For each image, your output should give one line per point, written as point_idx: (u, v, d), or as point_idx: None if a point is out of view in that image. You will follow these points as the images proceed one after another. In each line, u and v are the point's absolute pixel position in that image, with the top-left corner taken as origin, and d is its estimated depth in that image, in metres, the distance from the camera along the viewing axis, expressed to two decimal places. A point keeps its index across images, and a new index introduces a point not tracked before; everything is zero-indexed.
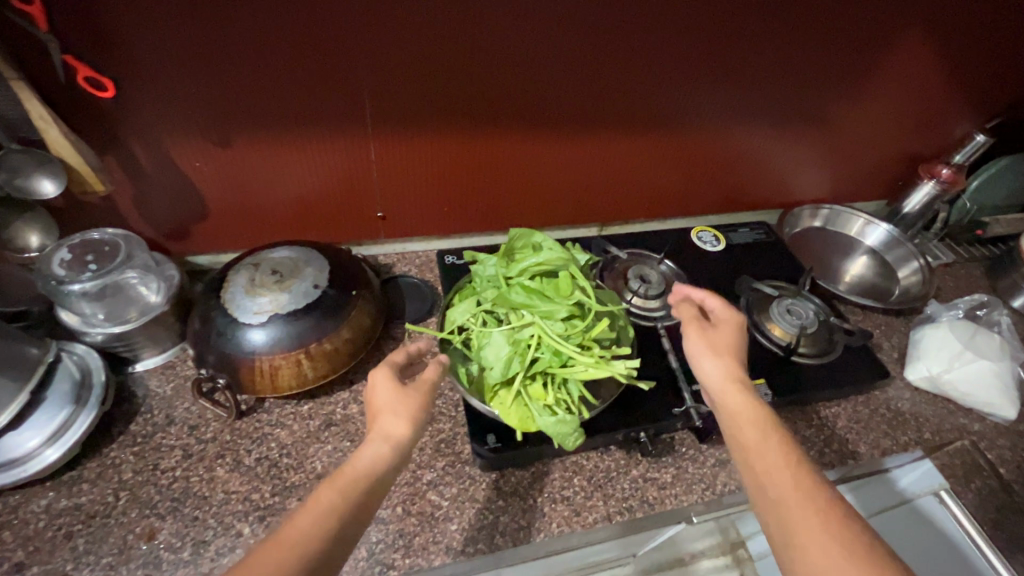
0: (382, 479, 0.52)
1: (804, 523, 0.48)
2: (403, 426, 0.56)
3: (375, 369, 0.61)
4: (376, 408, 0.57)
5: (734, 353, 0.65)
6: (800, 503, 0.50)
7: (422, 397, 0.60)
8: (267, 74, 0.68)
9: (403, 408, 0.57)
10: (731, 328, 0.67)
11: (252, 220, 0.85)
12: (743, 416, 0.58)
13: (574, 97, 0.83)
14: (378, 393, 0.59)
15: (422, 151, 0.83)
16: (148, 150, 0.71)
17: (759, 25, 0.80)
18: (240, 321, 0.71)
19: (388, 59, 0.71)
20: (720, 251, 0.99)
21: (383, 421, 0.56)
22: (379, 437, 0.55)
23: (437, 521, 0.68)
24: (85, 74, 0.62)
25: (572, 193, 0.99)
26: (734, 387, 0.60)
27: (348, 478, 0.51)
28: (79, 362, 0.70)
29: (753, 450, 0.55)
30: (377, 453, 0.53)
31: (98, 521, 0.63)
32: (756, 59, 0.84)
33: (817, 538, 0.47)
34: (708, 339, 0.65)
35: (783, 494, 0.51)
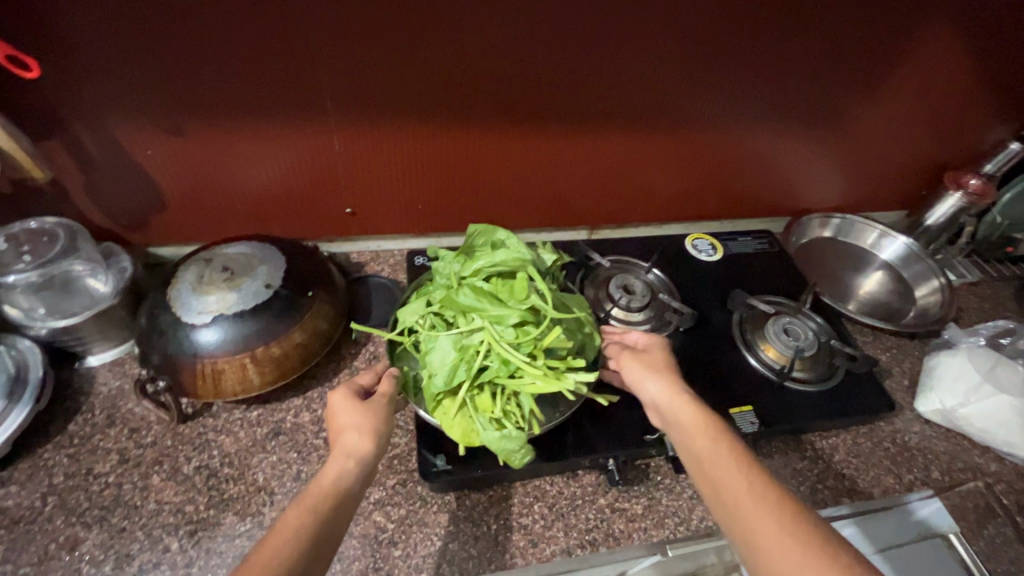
0: (349, 498, 0.48)
1: (762, 528, 0.44)
2: (369, 441, 0.52)
3: (335, 390, 0.57)
4: (338, 427, 0.53)
5: (669, 365, 0.61)
6: (759, 505, 0.46)
7: (384, 410, 0.56)
8: (214, 60, 0.63)
9: (366, 423, 0.53)
10: (658, 349, 0.64)
11: (213, 213, 0.81)
12: (687, 421, 0.54)
13: (558, 91, 0.76)
14: (339, 413, 0.55)
15: (395, 145, 0.78)
16: (95, 135, 0.67)
17: (761, 15, 0.72)
18: (184, 321, 0.66)
19: (346, 44, 0.65)
20: (715, 260, 0.91)
21: (347, 438, 0.52)
22: (342, 454, 0.50)
23: (381, 545, 0.63)
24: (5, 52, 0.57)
25: (557, 193, 0.92)
26: (673, 397, 0.56)
27: (313, 498, 0.46)
28: (17, 357, 0.66)
29: (705, 455, 0.51)
30: (342, 469, 0.49)
31: (21, 527, 0.60)
32: (761, 53, 0.76)
33: (780, 540, 0.43)
34: (640, 360, 0.61)
35: (739, 497, 0.47)
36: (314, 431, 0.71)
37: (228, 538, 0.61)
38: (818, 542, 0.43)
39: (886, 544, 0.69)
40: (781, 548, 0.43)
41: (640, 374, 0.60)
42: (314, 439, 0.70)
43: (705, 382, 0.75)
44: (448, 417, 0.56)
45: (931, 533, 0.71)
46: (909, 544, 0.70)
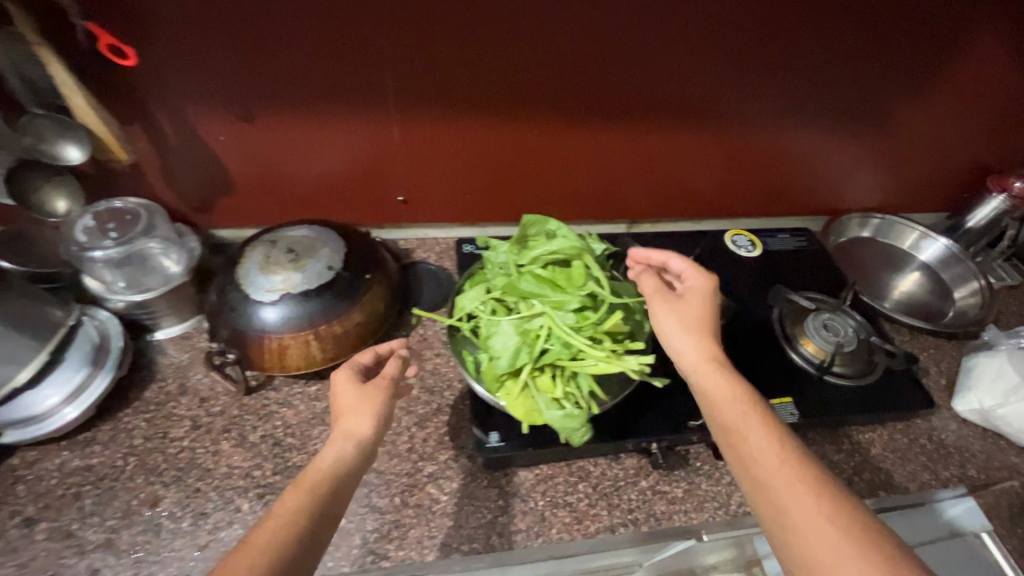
0: (346, 478, 0.50)
1: (791, 501, 0.47)
2: (367, 424, 0.54)
3: (337, 370, 0.59)
4: (339, 409, 0.56)
5: (705, 324, 0.61)
6: (789, 479, 0.48)
7: (385, 392, 0.58)
8: (289, 52, 0.67)
9: (367, 406, 0.56)
10: (700, 297, 0.63)
11: (274, 196, 0.84)
12: (718, 390, 0.56)
13: (611, 87, 0.78)
14: (341, 395, 0.57)
15: (452, 135, 0.81)
16: (173, 120, 0.71)
17: (814, 15, 0.73)
18: (253, 299, 0.70)
19: (413, 37, 0.68)
20: (755, 256, 0.93)
21: (346, 421, 0.54)
22: (341, 437, 0.53)
23: (434, 515, 0.66)
24: (108, 41, 0.60)
25: (601, 185, 0.94)
26: (705, 363, 0.58)
27: (311, 480, 0.48)
28: (100, 327, 0.72)
29: (734, 424, 0.53)
30: (341, 452, 0.51)
31: (106, 483, 0.64)
32: (813, 53, 0.78)
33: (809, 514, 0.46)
34: (676, 317, 0.62)
35: (769, 469, 0.49)
36: None
37: None
38: (846, 520, 0.45)
39: (922, 539, 0.72)
40: (810, 523, 0.45)
41: (676, 333, 0.61)
42: None
43: (746, 374, 0.77)
44: (512, 398, 0.59)
45: (965, 529, 0.74)
46: (940, 542, 0.73)
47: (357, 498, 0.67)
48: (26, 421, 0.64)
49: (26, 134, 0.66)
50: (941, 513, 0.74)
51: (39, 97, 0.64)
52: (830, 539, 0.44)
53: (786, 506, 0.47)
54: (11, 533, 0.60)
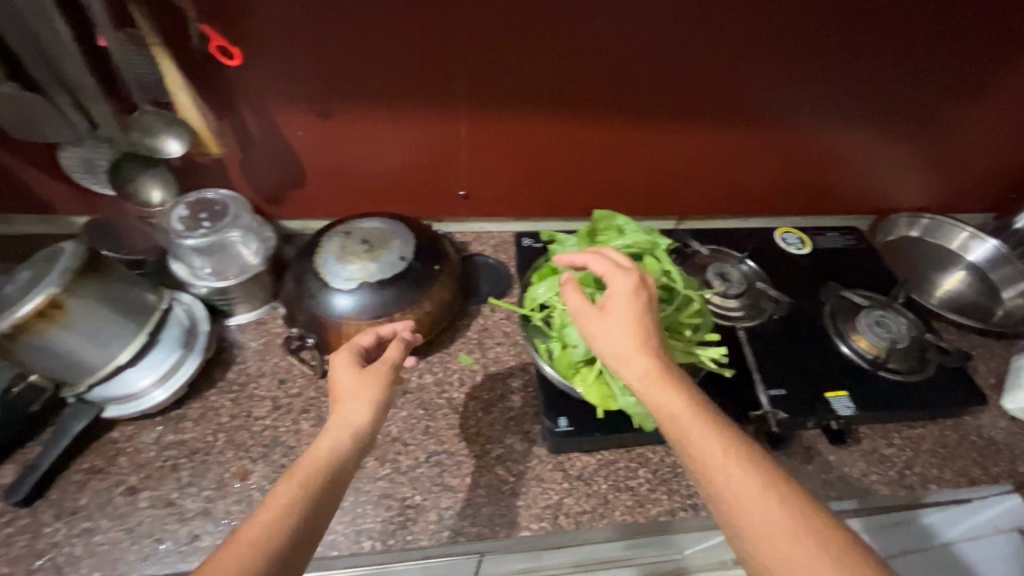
0: (346, 465, 0.52)
1: (758, 517, 0.42)
2: (365, 411, 0.56)
3: (338, 352, 0.61)
4: (338, 394, 0.57)
5: (640, 329, 0.52)
6: (749, 493, 0.43)
7: (386, 376, 0.60)
8: (368, 51, 0.70)
9: (365, 393, 0.57)
10: (620, 296, 0.54)
11: (341, 189, 0.88)
12: (662, 404, 0.49)
13: (671, 87, 0.81)
14: (339, 379, 0.59)
15: (515, 131, 0.84)
16: (258, 117, 0.74)
17: (869, 15, 0.75)
18: (331, 287, 0.74)
19: (484, 37, 0.71)
20: (805, 254, 0.94)
21: (343, 408, 0.56)
22: (339, 423, 0.54)
23: (504, 495, 0.70)
24: (217, 41, 0.65)
25: (652, 181, 0.96)
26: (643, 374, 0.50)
27: (304, 470, 0.50)
28: (187, 311, 0.77)
29: (685, 440, 0.47)
30: (338, 438, 0.53)
31: (199, 456, 0.69)
32: (869, 54, 0.80)
33: (773, 530, 0.41)
34: (599, 326, 0.54)
35: (727, 482, 0.44)
36: (437, 392, 0.78)
37: (372, 480, 0.69)
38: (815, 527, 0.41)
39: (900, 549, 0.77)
40: (773, 539, 0.41)
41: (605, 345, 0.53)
42: (438, 399, 0.78)
43: (804, 367, 0.78)
44: (587, 384, 0.62)
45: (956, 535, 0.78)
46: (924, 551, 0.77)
47: (430, 477, 0.70)
48: (123, 399, 0.69)
49: (133, 128, 0.70)
50: (930, 521, 0.78)
51: (148, 93, 0.67)
52: (796, 556, 0.40)
53: (749, 524, 0.42)
54: (118, 500, 0.64)
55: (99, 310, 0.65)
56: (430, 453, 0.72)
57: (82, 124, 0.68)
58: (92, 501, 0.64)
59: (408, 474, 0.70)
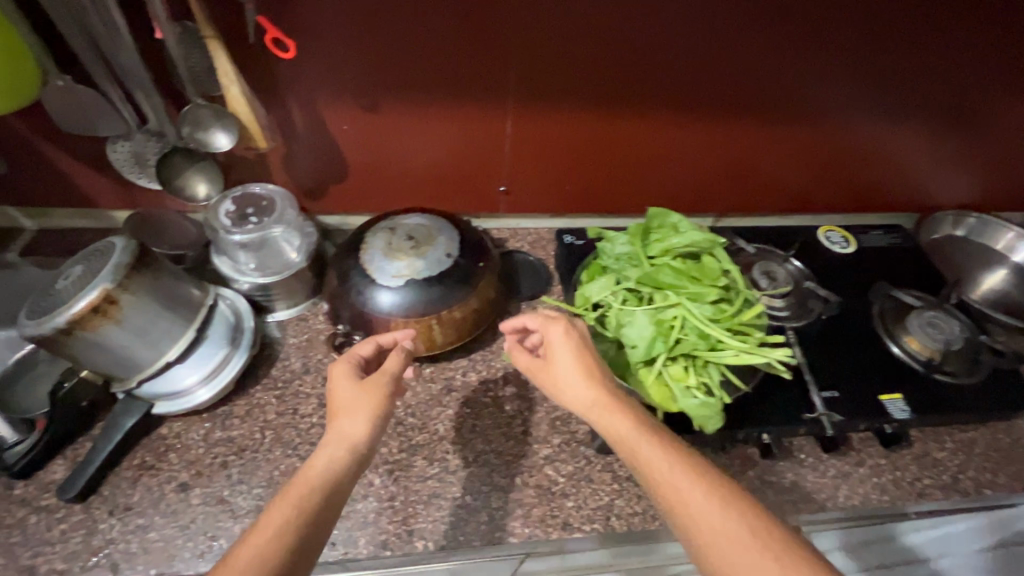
0: (343, 481, 0.52)
1: (709, 523, 0.45)
2: (363, 425, 0.56)
3: (337, 364, 0.62)
4: (336, 407, 0.57)
5: (584, 364, 0.58)
6: (696, 499, 0.46)
7: (386, 388, 0.59)
8: (417, 47, 0.69)
9: (365, 405, 0.57)
10: (559, 346, 0.60)
11: (382, 184, 0.87)
12: (613, 427, 0.53)
13: (719, 82, 0.79)
14: (338, 389, 0.59)
15: (558, 126, 0.82)
16: (304, 111, 0.73)
17: (924, 13, 0.73)
18: (377, 283, 0.73)
19: (532, 34, 0.70)
20: (850, 253, 0.92)
21: (341, 422, 0.55)
22: (336, 437, 0.54)
23: (554, 496, 0.69)
24: (273, 34, 0.63)
25: (692, 180, 0.94)
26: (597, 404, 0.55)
27: (299, 489, 0.50)
28: (231, 306, 0.75)
29: (637, 456, 0.50)
30: (333, 455, 0.53)
31: (248, 454, 0.68)
32: (923, 49, 0.77)
33: (721, 531, 0.44)
34: (548, 376, 0.60)
35: (678, 491, 0.47)
36: (482, 390, 0.78)
37: (421, 479, 0.69)
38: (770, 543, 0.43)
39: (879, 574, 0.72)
40: (719, 540, 0.44)
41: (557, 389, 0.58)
42: (483, 398, 0.77)
43: (854, 369, 0.77)
44: (645, 385, 0.61)
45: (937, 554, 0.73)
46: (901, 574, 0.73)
47: (480, 477, 0.69)
48: (171, 396, 0.69)
49: (184, 122, 0.70)
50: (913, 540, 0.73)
51: (198, 86, 0.66)
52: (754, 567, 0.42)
53: (700, 528, 0.45)
54: (170, 497, 0.64)
55: (152, 306, 0.64)
56: (478, 453, 0.72)
57: (133, 121, 0.69)
58: (145, 498, 0.64)
59: (457, 474, 0.69)
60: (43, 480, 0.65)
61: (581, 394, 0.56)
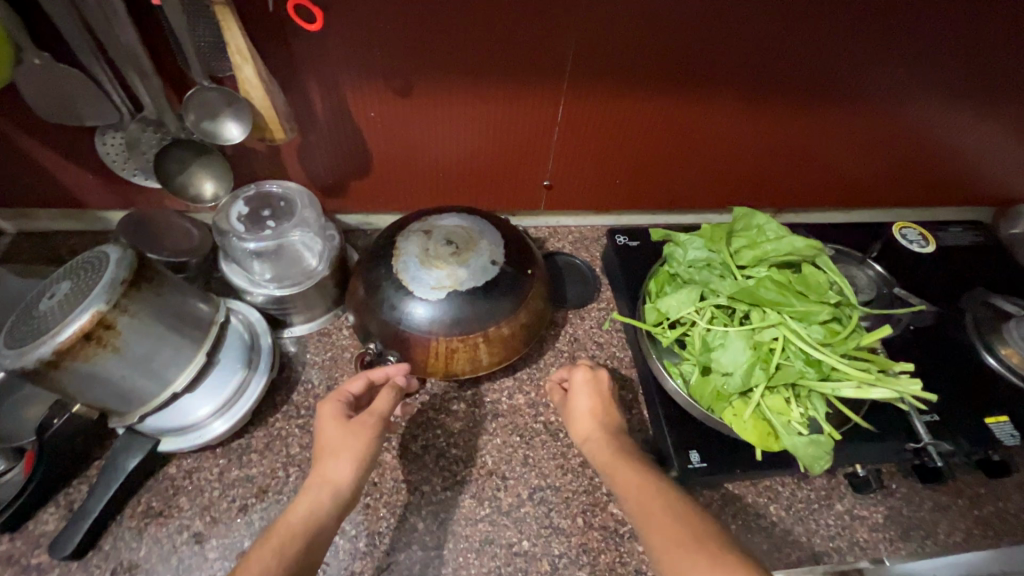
0: (325, 530, 0.47)
1: (661, 530, 0.44)
2: (348, 470, 0.50)
3: (324, 403, 0.55)
4: (320, 449, 0.51)
5: (596, 408, 0.58)
6: (658, 509, 0.45)
7: (374, 428, 0.53)
8: (451, 26, 0.58)
9: (350, 449, 0.51)
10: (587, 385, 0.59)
11: (411, 179, 0.77)
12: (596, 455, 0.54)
13: (801, 68, 0.67)
14: (324, 432, 0.53)
15: (611, 116, 0.72)
16: (325, 95, 0.63)
17: None
18: (414, 295, 0.62)
19: (584, 17, 0.59)
20: (929, 253, 0.82)
21: (326, 466, 0.50)
22: (318, 484, 0.49)
23: (623, 539, 0.60)
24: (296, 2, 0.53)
25: (753, 175, 0.85)
26: (596, 438, 0.56)
27: (280, 537, 0.45)
28: (245, 322, 0.66)
29: (613, 475, 0.51)
30: (316, 503, 0.48)
31: (271, 496, 0.60)
32: None
33: (669, 536, 0.43)
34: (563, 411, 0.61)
35: (642, 502, 0.47)
36: (532, 415, 0.68)
37: (470, 522, 0.60)
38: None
39: None
40: (668, 544, 0.42)
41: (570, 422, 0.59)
42: (533, 423, 0.68)
43: (947, 389, 0.68)
44: (742, 420, 0.55)
45: None
46: None
47: (537, 518, 0.61)
48: (179, 431, 0.59)
49: (189, 110, 0.59)
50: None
51: (205, 68, 0.56)
52: None
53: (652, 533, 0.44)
54: (183, 550, 0.56)
55: (156, 327, 0.54)
56: (532, 489, 0.63)
57: (127, 108, 0.59)
58: (153, 553, 0.56)
59: (512, 515, 0.61)
60: (32, 533, 0.56)
61: (580, 427, 0.58)
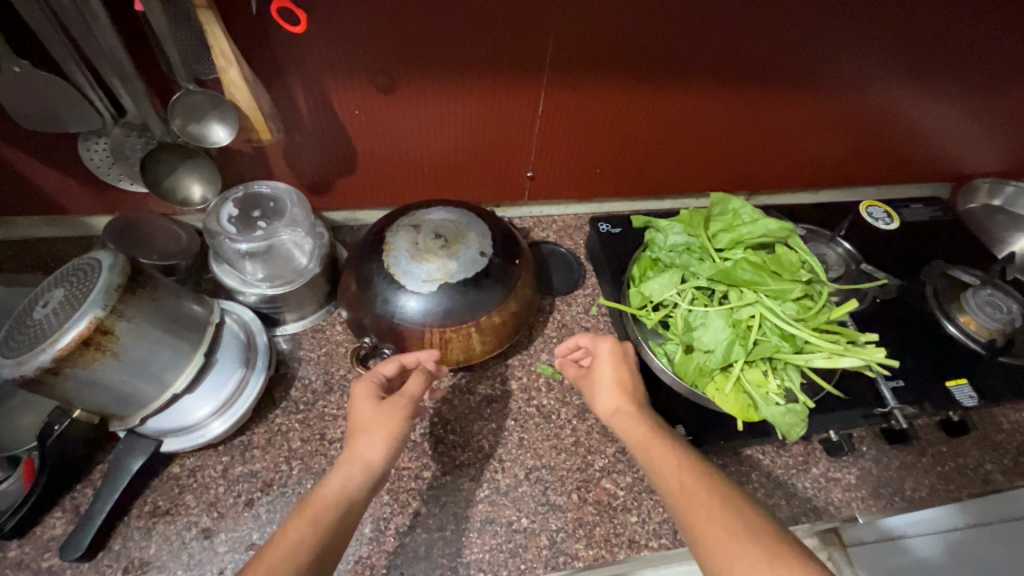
0: (356, 505, 0.49)
1: (706, 512, 0.45)
2: (380, 446, 0.52)
3: (358, 383, 0.58)
4: (355, 425, 0.54)
5: (621, 380, 0.59)
6: (689, 491, 0.47)
7: (405, 410, 0.55)
8: (432, 22, 0.59)
9: (380, 427, 0.53)
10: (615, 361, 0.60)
11: (397, 173, 0.78)
12: (627, 428, 0.56)
13: (769, 54, 0.70)
14: (358, 409, 0.55)
15: (591, 106, 0.74)
16: (310, 94, 0.63)
17: None
18: (407, 288, 0.64)
19: (562, 11, 0.60)
20: (894, 230, 0.87)
21: (358, 443, 0.52)
22: (350, 461, 0.51)
23: (616, 512, 0.63)
24: (280, 3, 0.53)
25: (727, 159, 0.88)
26: (622, 410, 0.57)
27: (315, 508, 0.47)
28: (240, 322, 0.67)
29: (637, 447, 0.53)
30: (349, 476, 0.50)
31: (276, 490, 0.61)
32: (991, 19, 0.69)
33: (716, 524, 0.44)
34: (587, 383, 0.62)
35: (669, 482, 0.49)
36: (525, 400, 0.71)
37: (470, 504, 0.63)
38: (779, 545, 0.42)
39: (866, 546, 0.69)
40: (717, 532, 0.44)
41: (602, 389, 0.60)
42: (526, 407, 0.70)
43: (910, 357, 0.73)
44: (724, 393, 0.59)
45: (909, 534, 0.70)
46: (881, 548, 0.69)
47: (535, 497, 0.64)
48: (180, 431, 0.60)
49: (175, 113, 0.59)
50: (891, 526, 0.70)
51: (190, 71, 0.57)
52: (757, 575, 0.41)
53: (696, 520, 0.45)
54: (192, 546, 0.57)
55: (154, 330, 0.55)
56: (529, 469, 0.66)
57: (109, 112, 0.59)
58: (163, 550, 0.57)
59: (510, 495, 0.64)
60: (40, 538, 0.57)
61: (607, 399, 0.59)
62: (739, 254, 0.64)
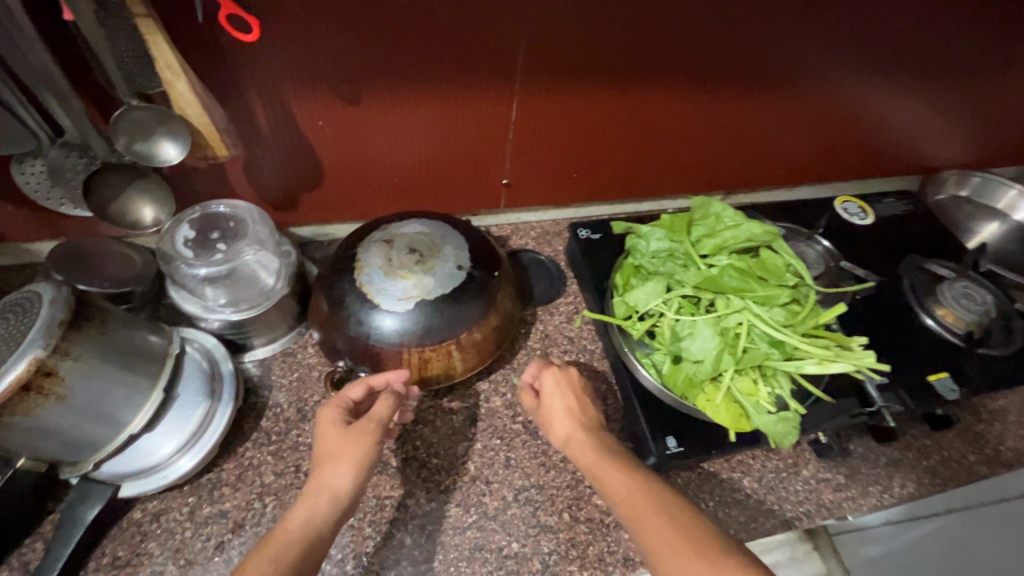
0: (322, 540, 0.45)
1: (652, 531, 0.43)
2: (347, 476, 0.49)
3: (324, 408, 0.54)
4: (323, 454, 0.50)
5: (570, 406, 0.58)
6: (648, 509, 0.45)
7: (374, 435, 0.52)
8: (396, 29, 0.56)
9: (346, 455, 0.50)
10: (562, 388, 0.59)
11: (366, 185, 0.74)
12: (582, 454, 0.54)
13: (741, 54, 0.69)
14: (323, 437, 0.52)
15: (564, 112, 0.72)
16: (267, 106, 0.60)
17: None
18: (381, 308, 0.60)
19: (531, 14, 0.58)
20: (869, 225, 0.87)
21: (324, 472, 0.49)
22: (323, 490, 0.48)
23: (609, 530, 0.61)
24: (229, 10, 0.49)
25: (703, 160, 0.87)
26: (572, 431, 0.56)
27: (277, 545, 0.43)
28: (203, 351, 0.63)
29: (597, 472, 0.51)
30: (313, 510, 0.47)
31: (248, 529, 0.57)
32: (955, 15, 0.70)
33: (657, 537, 0.43)
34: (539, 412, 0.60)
35: (638, 505, 0.46)
36: (510, 416, 0.68)
37: (458, 531, 0.60)
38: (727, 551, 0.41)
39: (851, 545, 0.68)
40: (665, 549, 0.42)
41: (557, 416, 0.58)
42: (512, 424, 0.68)
43: (891, 353, 0.73)
44: (715, 404, 0.58)
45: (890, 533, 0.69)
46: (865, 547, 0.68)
47: (524, 518, 0.61)
48: (141, 473, 0.56)
49: (119, 131, 0.55)
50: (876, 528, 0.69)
51: (133, 85, 0.53)
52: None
53: None
54: None
55: (104, 368, 0.50)
56: (517, 490, 0.63)
57: (45, 132, 0.54)
58: None
59: (499, 519, 0.61)
60: None
61: (557, 429, 0.58)
62: (725, 260, 0.63)
